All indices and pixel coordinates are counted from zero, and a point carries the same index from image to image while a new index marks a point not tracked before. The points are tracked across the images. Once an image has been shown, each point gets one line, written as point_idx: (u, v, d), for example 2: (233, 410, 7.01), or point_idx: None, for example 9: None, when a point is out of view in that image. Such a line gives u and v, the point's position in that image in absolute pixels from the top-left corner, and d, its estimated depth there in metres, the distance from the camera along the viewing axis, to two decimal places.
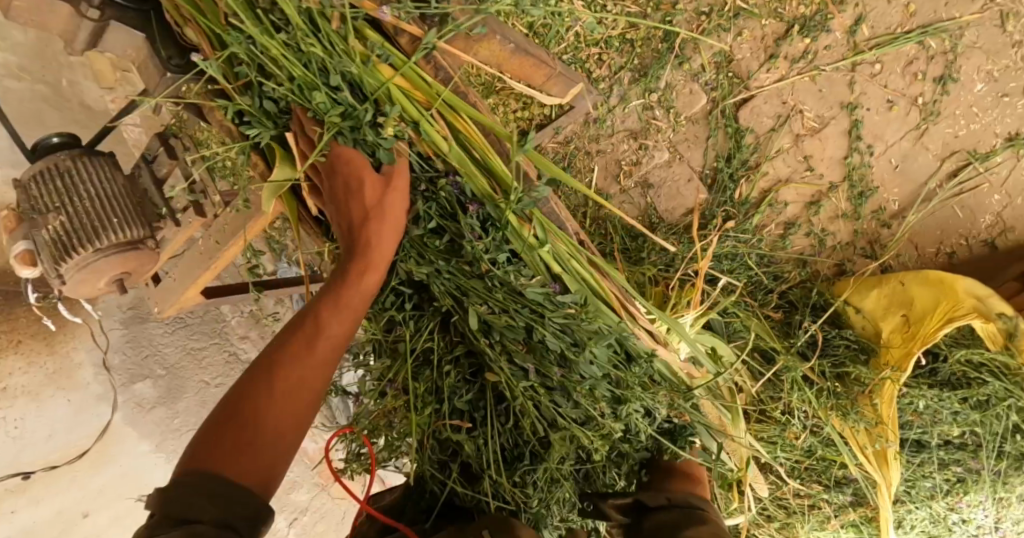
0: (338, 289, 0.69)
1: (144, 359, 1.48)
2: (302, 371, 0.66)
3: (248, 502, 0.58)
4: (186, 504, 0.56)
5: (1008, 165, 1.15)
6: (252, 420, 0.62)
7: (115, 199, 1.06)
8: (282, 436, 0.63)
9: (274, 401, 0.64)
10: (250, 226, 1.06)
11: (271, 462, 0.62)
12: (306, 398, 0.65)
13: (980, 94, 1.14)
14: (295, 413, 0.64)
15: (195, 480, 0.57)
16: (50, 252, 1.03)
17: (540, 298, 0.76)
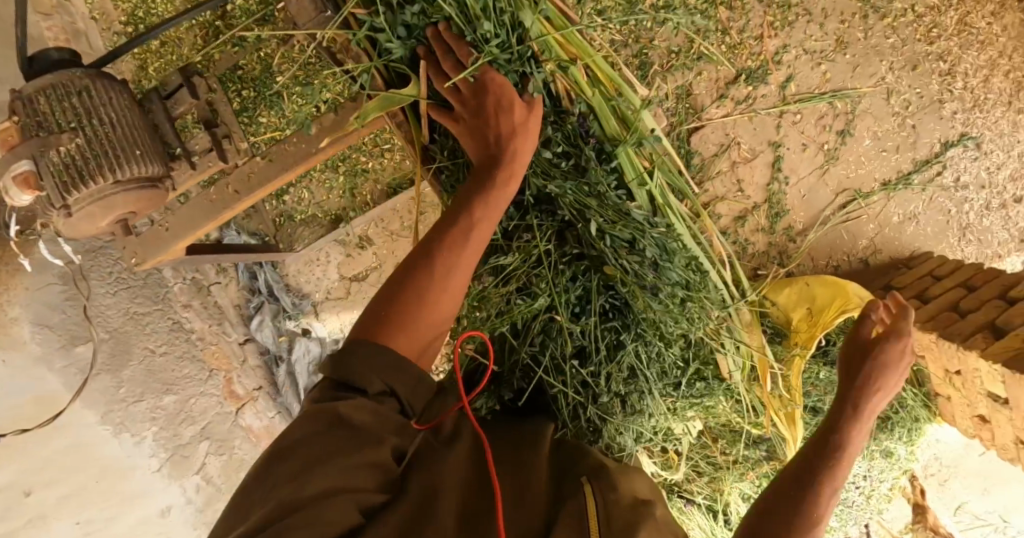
0: (488, 191, 0.76)
1: (85, 321, 1.33)
2: (450, 265, 0.73)
3: (401, 376, 0.68)
4: (348, 371, 0.67)
5: (881, 202, 1.49)
6: (410, 301, 0.71)
7: (135, 130, 1.03)
8: (432, 319, 0.72)
9: (430, 286, 0.72)
10: (284, 176, 1.11)
11: (423, 339, 0.72)
12: (455, 286, 0.74)
13: (867, 147, 1.47)
14: (443, 301, 0.73)
15: (358, 348, 0.68)
16: (59, 177, 0.96)
17: (644, 217, 0.91)
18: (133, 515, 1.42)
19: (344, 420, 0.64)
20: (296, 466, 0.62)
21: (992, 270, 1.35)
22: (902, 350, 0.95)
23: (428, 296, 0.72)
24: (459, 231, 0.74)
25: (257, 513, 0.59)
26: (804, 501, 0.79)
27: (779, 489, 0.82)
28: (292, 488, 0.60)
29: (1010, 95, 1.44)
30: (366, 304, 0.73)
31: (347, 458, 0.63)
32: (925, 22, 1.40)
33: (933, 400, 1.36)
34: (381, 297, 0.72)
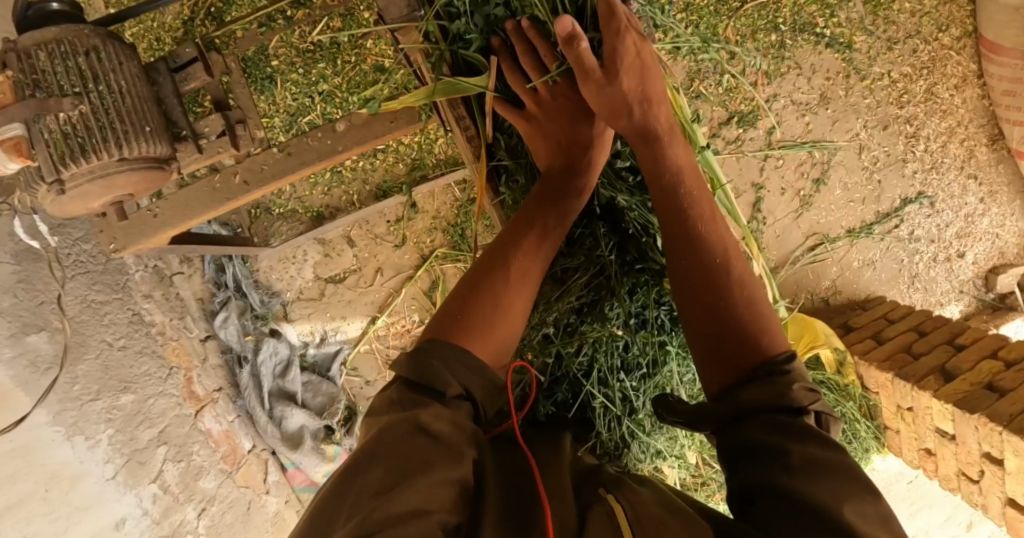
0: (562, 198, 0.85)
1: (39, 308, 1.22)
2: (525, 267, 0.78)
3: (481, 382, 0.70)
4: (430, 372, 0.67)
5: (845, 247, 1.62)
6: (489, 297, 0.74)
7: (145, 104, 0.89)
8: (509, 323, 0.74)
9: (510, 283, 0.76)
10: (300, 171, 1.05)
11: (500, 344, 0.73)
12: (531, 284, 0.78)
13: (837, 196, 1.59)
14: (520, 303, 0.76)
15: (442, 348, 0.69)
16: (56, 148, 0.82)
17: None
18: (85, 527, 1.25)
19: (423, 427, 0.63)
20: (376, 482, 0.59)
21: (940, 318, 1.51)
22: (642, 74, 0.80)
23: (507, 295, 0.75)
24: (539, 233, 0.81)
25: (339, 532, 0.56)
26: (721, 279, 0.72)
27: (690, 294, 0.74)
28: (375, 506, 0.57)
29: (962, 161, 1.61)
30: (441, 307, 0.75)
31: (429, 471, 0.61)
32: (897, 88, 1.54)
33: (883, 432, 1.49)
34: (457, 297, 0.75)
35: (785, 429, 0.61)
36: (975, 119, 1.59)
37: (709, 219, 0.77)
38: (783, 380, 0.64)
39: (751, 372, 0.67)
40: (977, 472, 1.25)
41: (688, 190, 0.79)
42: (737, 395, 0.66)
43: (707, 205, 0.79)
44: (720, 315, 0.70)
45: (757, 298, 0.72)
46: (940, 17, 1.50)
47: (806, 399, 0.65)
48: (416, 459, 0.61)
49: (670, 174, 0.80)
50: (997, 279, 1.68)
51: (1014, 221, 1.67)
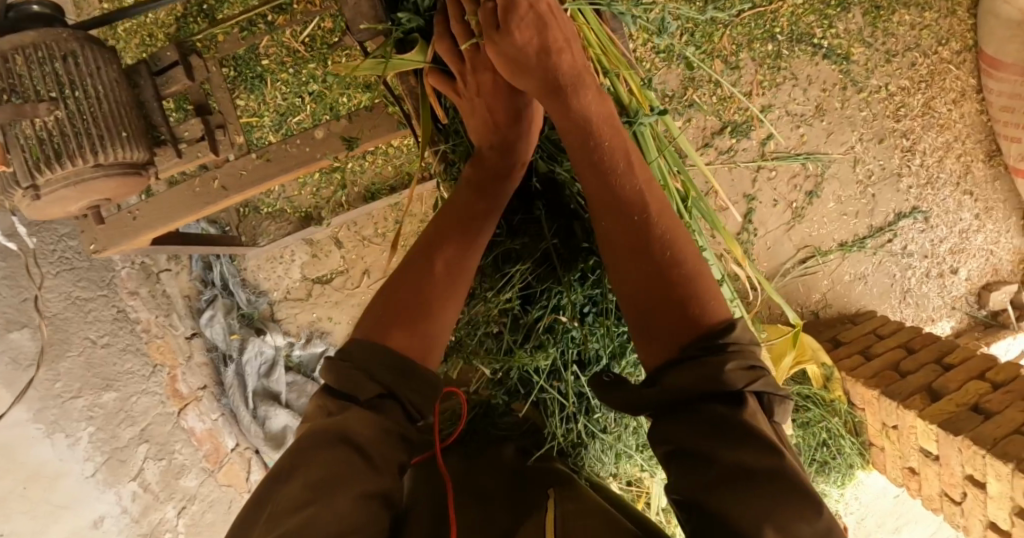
0: (494, 182, 0.84)
1: (23, 305, 1.25)
2: (450, 260, 0.77)
3: (410, 384, 0.66)
4: (352, 381, 0.64)
5: (836, 261, 1.61)
6: (415, 295, 0.73)
7: (124, 109, 0.88)
8: (436, 314, 0.73)
9: (434, 276, 0.75)
10: (280, 176, 1.04)
11: (427, 337, 0.71)
12: (462, 272, 0.77)
13: (830, 209, 1.57)
14: (448, 302, 0.74)
15: (366, 348, 0.67)
16: (31, 153, 0.82)
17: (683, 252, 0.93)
18: (62, 524, 1.32)
19: (344, 437, 0.60)
20: (295, 494, 0.57)
21: (930, 335, 1.49)
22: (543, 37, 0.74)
23: (432, 292, 0.74)
24: (471, 221, 0.81)
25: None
26: (645, 247, 0.72)
27: (621, 272, 0.73)
28: (292, 523, 0.55)
29: (958, 176, 1.59)
30: (371, 308, 0.72)
31: (350, 482, 0.58)
32: (894, 101, 1.52)
33: (867, 448, 1.47)
34: (386, 296, 0.73)
35: (710, 433, 0.59)
36: (973, 134, 1.57)
37: (625, 176, 0.76)
38: (712, 361, 0.61)
39: (682, 350, 0.66)
40: (959, 494, 1.24)
41: (603, 148, 0.77)
42: (662, 381, 0.64)
43: (624, 160, 0.77)
44: (651, 291, 0.70)
45: (686, 261, 0.71)
46: (940, 30, 1.48)
47: (743, 380, 0.61)
48: (338, 469, 0.58)
49: (581, 134, 0.77)
50: (990, 296, 1.66)
51: (1009, 237, 1.66)
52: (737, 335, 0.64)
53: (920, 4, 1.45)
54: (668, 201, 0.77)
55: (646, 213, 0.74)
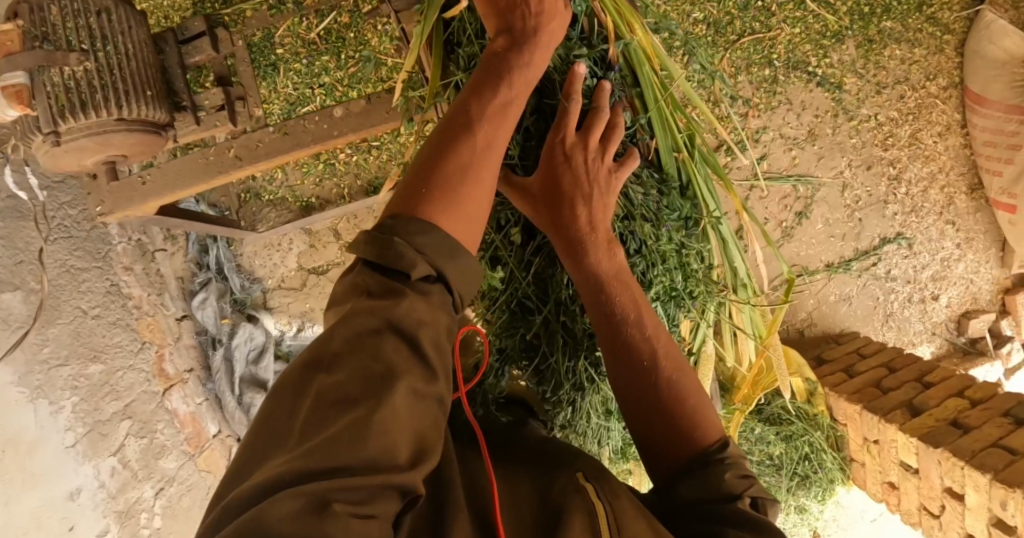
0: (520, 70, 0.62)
1: (16, 266, 1.18)
2: (491, 138, 0.59)
3: (458, 265, 0.53)
4: (388, 251, 0.50)
5: (822, 281, 1.66)
6: (452, 177, 0.55)
7: (149, 70, 0.89)
8: (483, 194, 0.57)
9: (474, 159, 0.57)
10: (294, 152, 1.01)
11: (473, 225, 0.56)
12: (492, 165, 0.58)
13: (818, 230, 1.63)
14: (488, 186, 0.57)
15: (399, 221, 0.52)
16: (57, 98, 0.80)
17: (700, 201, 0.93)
18: (34, 497, 1.16)
19: (397, 326, 0.47)
20: (338, 387, 0.44)
21: (910, 356, 1.53)
22: (572, 179, 0.73)
23: (472, 173, 0.56)
24: (497, 107, 0.60)
25: (275, 463, 0.42)
26: (648, 386, 0.72)
27: (623, 398, 0.74)
28: (337, 427, 0.42)
29: (941, 207, 1.66)
30: (396, 190, 0.56)
31: (398, 377, 0.46)
32: (882, 131, 1.60)
33: (848, 464, 1.50)
34: (414, 177, 0.56)
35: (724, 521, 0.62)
36: (956, 166, 1.64)
37: (633, 321, 0.73)
38: (711, 473, 0.65)
39: (683, 466, 0.68)
40: (937, 507, 1.27)
41: (615, 296, 0.73)
42: (674, 494, 0.67)
43: (633, 305, 0.73)
44: (652, 424, 0.71)
45: (693, 411, 0.71)
46: (929, 66, 1.56)
47: (741, 486, 0.65)
48: (372, 370, 0.45)
49: (593, 287, 0.74)
50: (969, 323, 1.72)
51: (989, 268, 1.72)
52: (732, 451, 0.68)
53: (910, 40, 1.54)
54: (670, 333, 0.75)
55: (654, 360, 0.72)
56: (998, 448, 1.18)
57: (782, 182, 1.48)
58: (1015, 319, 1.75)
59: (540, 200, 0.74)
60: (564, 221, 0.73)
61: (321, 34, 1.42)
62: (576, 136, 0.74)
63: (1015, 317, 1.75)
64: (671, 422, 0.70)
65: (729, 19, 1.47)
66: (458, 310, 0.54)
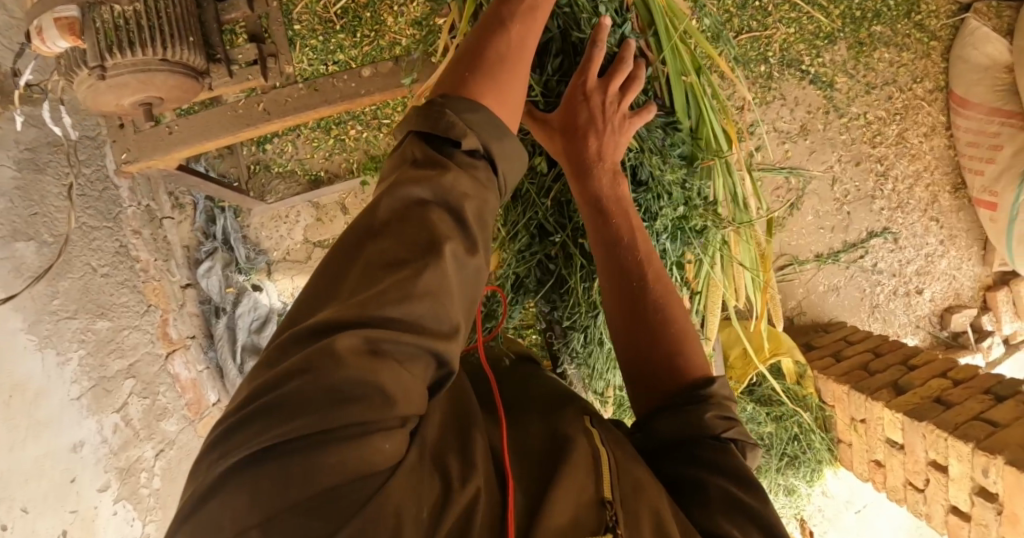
0: None
1: (31, 218, 1.19)
2: (523, 37, 0.63)
3: (501, 148, 0.57)
4: (439, 123, 0.54)
5: (812, 271, 1.72)
6: (490, 66, 0.60)
7: (191, 18, 0.93)
8: (518, 85, 0.61)
9: (509, 52, 0.61)
10: (322, 109, 1.06)
11: (513, 107, 0.60)
12: (526, 60, 0.63)
13: (809, 222, 1.70)
14: (524, 77, 0.62)
15: (447, 98, 0.56)
16: (106, 34, 0.86)
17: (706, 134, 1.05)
18: (36, 447, 1.16)
19: (442, 195, 0.51)
20: (388, 252, 0.48)
21: (895, 342, 1.59)
22: (587, 117, 0.82)
23: (508, 65, 0.61)
24: (524, 11, 0.64)
25: (330, 309, 0.47)
26: (638, 304, 0.79)
27: (614, 312, 0.81)
28: (390, 283, 0.46)
29: (925, 204, 1.74)
30: (441, 78, 0.60)
31: (442, 242, 0.49)
32: (871, 129, 1.68)
33: (836, 445, 1.55)
34: (456, 67, 0.60)
35: (708, 465, 0.68)
36: (940, 166, 1.73)
37: (628, 245, 0.81)
38: (694, 413, 0.70)
39: (671, 399, 0.73)
40: (922, 480, 1.32)
41: (615, 222, 0.82)
42: (655, 431, 0.73)
43: (628, 231, 0.81)
44: (639, 338, 0.78)
45: (681, 330, 0.78)
46: (915, 69, 1.65)
47: (721, 426, 0.71)
48: (418, 237, 0.49)
49: (595, 211, 0.82)
50: (952, 317, 1.79)
51: (970, 265, 1.80)
52: (715, 390, 0.72)
53: (898, 44, 1.63)
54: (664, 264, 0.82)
55: (644, 281, 0.79)
56: (979, 420, 1.24)
57: (779, 172, 1.50)
58: (996, 314, 1.83)
59: (556, 130, 0.84)
60: (576, 152, 0.82)
61: (339, 12, 1.46)
62: (597, 81, 0.82)
63: (995, 313, 1.83)
64: (660, 340, 0.77)
65: (728, 16, 1.54)
66: (500, 193, 0.58)
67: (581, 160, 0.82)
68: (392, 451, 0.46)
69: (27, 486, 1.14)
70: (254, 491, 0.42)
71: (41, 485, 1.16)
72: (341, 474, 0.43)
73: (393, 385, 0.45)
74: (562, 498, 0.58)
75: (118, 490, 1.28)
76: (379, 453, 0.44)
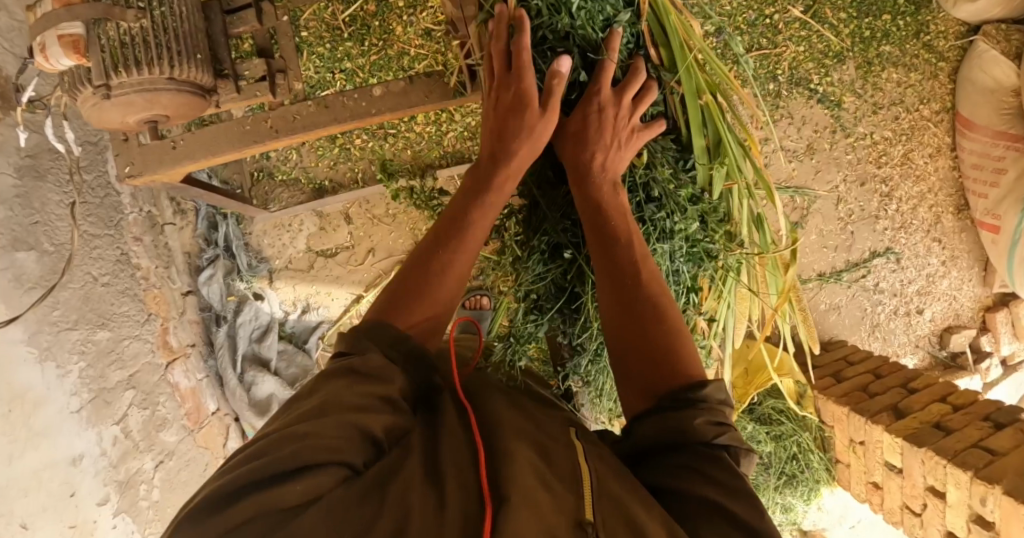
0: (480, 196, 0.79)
1: (31, 227, 1.15)
2: (451, 262, 0.75)
3: (402, 347, 0.68)
4: (360, 343, 0.66)
5: (814, 289, 1.73)
6: (414, 290, 0.72)
7: (198, 34, 0.92)
8: (441, 301, 0.73)
9: (435, 277, 0.73)
10: (332, 127, 1.05)
11: (433, 323, 0.72)
12: (451, 283, 0.74)
13: (812, 241, 1.71)
14: (445, 295, 0.73)
15: (371, 324, 0.68)
16: (112, 52, 0.84)
17: (725, 158, 1.02)
18: (37, 457, 1.09)
19: (355, 369, 0.63)
20: (346, 381, 0.62)
21: (896, 364, 1.59)
22: (597, 126, 0.85)
23: (429, 288, 0.72)
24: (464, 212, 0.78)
25: (308, 400, 0.61)
26: (633, 305, 0.77)
27: (609, 316, 0.79)
28: (322, 396, 0.60)
29: (928, 224, 1.75)
30: (378, 292, 0.73)
31: (374, 385, 0.62)
32: (877, 149, 1.68)
33: (834, 465, 1.56)
34: (389, 289, 0.73)
35: (694, 473, 0.64)
36: (944, 188, 1.73)
37: (625, 246, 0.82)
38: (683, 415, 0.66)
39: (655, 404, 0.70)
40: (919, 505, 1.33)
41: (613, 224, 0.83)
42: (639, 432, 0.70)
43: (625, 234, 0.83)
44: (631, 331, 0.76)
45: (678, 343, 0.74)
46: (923, 90, 1.65)
47: (711, 432, 0.66)
48: (351, 380, 0.62)
49: (595, 212, 0.84)
50: (950, 338, 1.81)
51: (971, 286, 1.81)
52: (708, 392, 0.68)
53: (907, 64, 1.62)
54: (660, 271, 0.82)
55: (636, 279, 0.79)
56: (977, 448, 1.25)
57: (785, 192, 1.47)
58: (995, 335, 1.84)
59: (568, 137, 0.87)
60: (581, 159, 0.85)
61: (347, 20, 1.45)
62: (611, 93, 0.85)
63: (994, 334, 1.84)
64: (655, 342, 0.74)
65: (738, 33, 1.53)
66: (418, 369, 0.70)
67: (584, 165, 0.85)
68: (306, 490, 0.53)
69: (26, 499, 1.07)
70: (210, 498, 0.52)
71: (39, 497, 1.09)
72: (275, 503, 0.52)
73: (328, 442, 0.56)
74: (529, 515, 0.54)
75: (118, 503, 1.25)
76: (289, 492, 0.52)
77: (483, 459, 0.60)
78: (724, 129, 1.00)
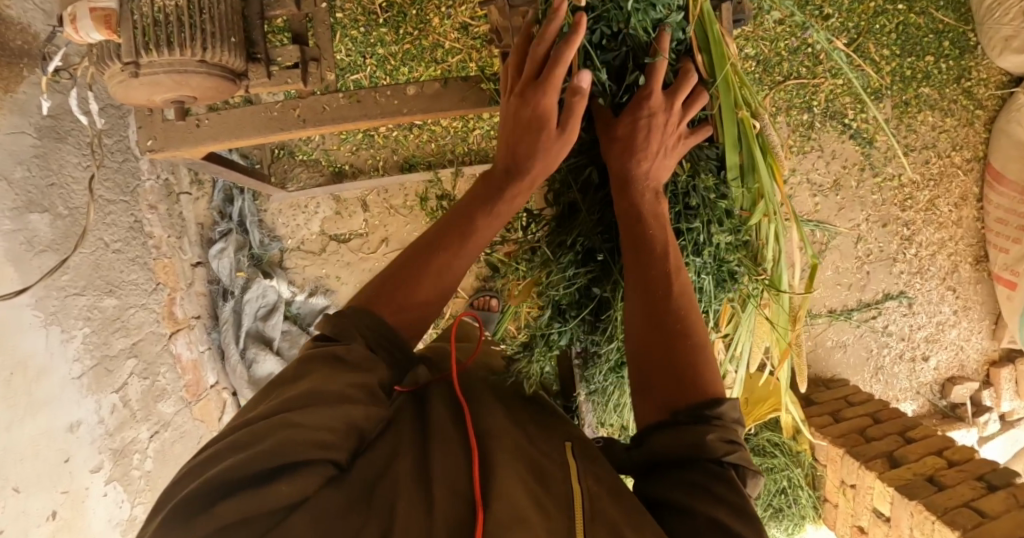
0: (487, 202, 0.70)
1: (47, 189, 1.15)
2: (445, 264, 0.68)
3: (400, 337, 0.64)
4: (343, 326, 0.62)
5: (823, 325, 1.73)
6: (401, 285, 0.66)
7: (234, 16, 0.89)
8: (429, 299, 0.67)
9: (423, 275, 0.67)
10: (361, 123, 1.03)
11: (419, 318, 0.66)
12: (442, 283, 0.68)
13: (826, 276, 1.70)
14: (431, 294, 0.67)
15: (354, 313, 0.63)
16: (144, 30, 0.82)
17: (754, 183, 0.94)
18: (34, 425, 1.10)
19: (341, 357, 0.59)
20: (328, 372, 0.57)
21: (896, 410, 1.59)
22: (645, 134, 0.78)
23: (416, 284, 0.66)
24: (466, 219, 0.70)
25: (294, 387, 0.57)
26: (663, 316, 0.72)
27: (637, 323, 0.73)
28: (301, 389, 0.56)
29: (945, 272, 1.73)
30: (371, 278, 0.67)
31: (358, 379, 0.58)
32: (903, 192, 1.66)
33: (821, 503, 1.58)
34: (380, 279, 0.67)
35: (708, 494, 0.60)
36: (965, 237, 1.71)
37: (660, 255, 0.75)
38: (696, 429, 0.62)
39: (671, 413, 0.66)
40: None
41: (651, 231, 0.77)
42: (647, 444, 0.66)
43: (663, 243, 0.76)
44: (655, 338, 0.71)
45: (703, 355, 0.69)
46: (957, 137, 1.63)
47: (723, 450, 0.62)
48: (327, 375, 0.57)
49: (634, 221, 0.78)
50: (952, 388, 1.80)
51: (979, 338, 1.80)
52: (724, 410, 0.64)
53: (944, 109, 1.59)
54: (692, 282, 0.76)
55: (670, 290, 0.73)
56: (968, 508, 1.24)
57: (808, 227, 1.44)
58: (997, 390, 1.84)
59: (617, 142, 0.80)
60: (628, 168, 0.79)
61: (384, 6, 1.42)
62: (662, 97, 0.79)
63: (996, 389, 1.84)
64: (677, 359, 0.69)
65: (778, 59, 1.50)
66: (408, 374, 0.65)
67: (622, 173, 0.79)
68: (291, 492, 0.50)
69: (21, 465, 1.08)
70: (187, 505, 0.49)
71: (35, 463, 1.11)
72: (250, 509, 0.49)
73: (314, 435, 0.52)
74: None
75: (110, 471, 1.25)
76: (277, 494, 0.50)
77: (476, 465, 0.58)
78: (755, 150, 0.92)
